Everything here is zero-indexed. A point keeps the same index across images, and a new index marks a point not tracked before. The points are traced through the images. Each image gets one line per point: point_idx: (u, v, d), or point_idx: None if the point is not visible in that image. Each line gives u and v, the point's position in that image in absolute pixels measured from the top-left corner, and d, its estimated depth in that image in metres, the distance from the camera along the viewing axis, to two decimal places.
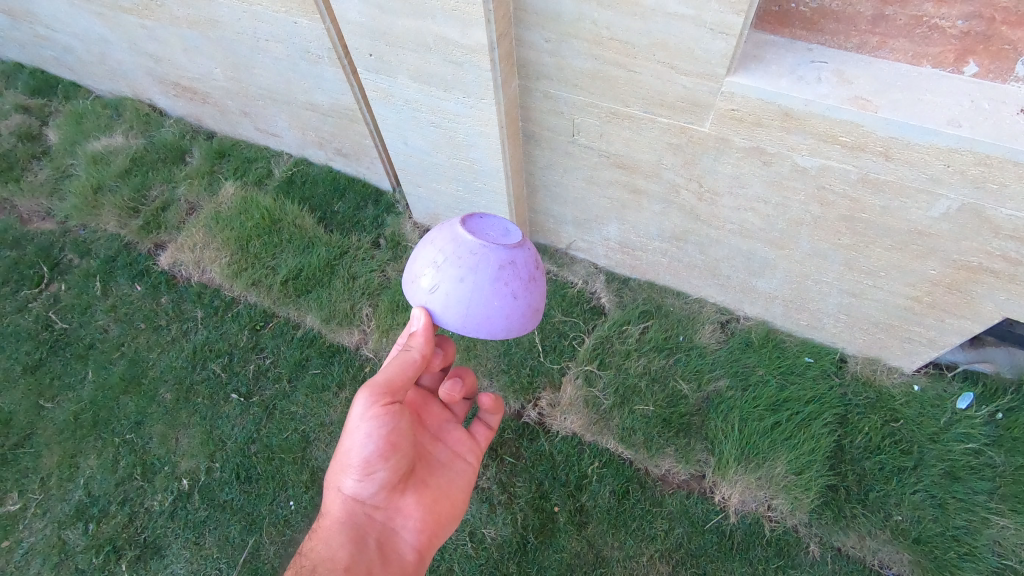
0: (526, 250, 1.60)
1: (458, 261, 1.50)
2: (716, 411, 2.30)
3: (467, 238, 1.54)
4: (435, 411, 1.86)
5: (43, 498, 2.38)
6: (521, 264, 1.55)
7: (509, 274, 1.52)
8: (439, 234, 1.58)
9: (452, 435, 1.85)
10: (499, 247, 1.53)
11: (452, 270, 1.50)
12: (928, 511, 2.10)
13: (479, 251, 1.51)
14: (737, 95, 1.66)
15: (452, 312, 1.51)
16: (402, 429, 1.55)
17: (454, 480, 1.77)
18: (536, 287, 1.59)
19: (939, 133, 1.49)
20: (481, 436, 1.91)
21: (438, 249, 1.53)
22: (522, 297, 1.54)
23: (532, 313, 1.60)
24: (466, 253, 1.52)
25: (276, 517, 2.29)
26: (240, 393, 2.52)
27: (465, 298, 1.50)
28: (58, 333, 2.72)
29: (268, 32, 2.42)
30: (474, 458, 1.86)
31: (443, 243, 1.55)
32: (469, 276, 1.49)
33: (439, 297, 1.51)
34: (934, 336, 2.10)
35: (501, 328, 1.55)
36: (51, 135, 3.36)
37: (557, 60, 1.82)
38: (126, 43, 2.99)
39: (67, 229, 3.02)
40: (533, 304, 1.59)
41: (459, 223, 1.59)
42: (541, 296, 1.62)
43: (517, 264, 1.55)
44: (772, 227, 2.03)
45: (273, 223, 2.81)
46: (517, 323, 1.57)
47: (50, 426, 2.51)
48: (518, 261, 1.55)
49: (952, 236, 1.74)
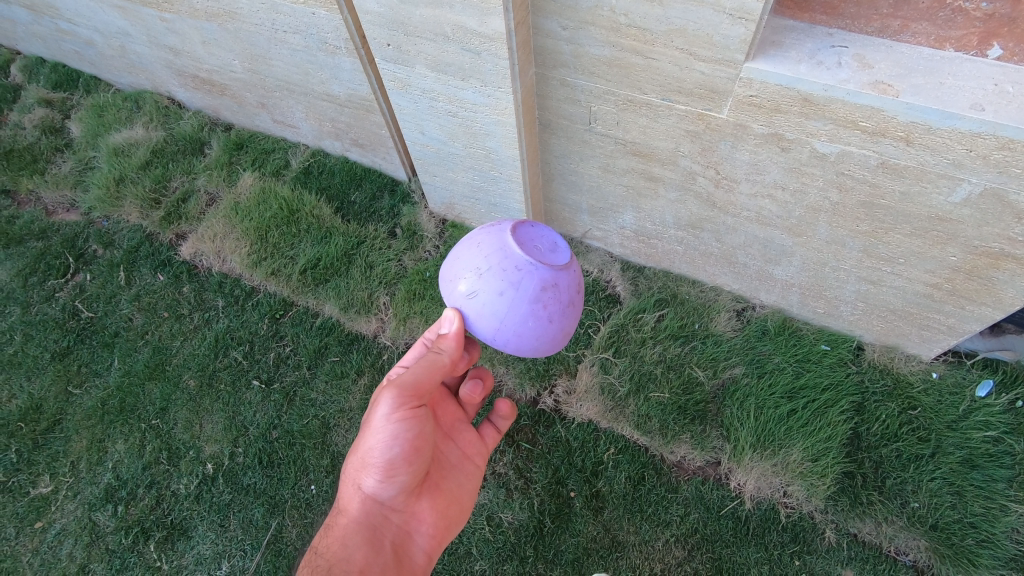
0: (570, 274, 1.59)
1: (502, 274, 1.50)
2: (731, 398, 2.31)
3: (516, 253, 1.53)
4: (450, 409, 1.89)
5: (73, 482, 2.45)
6: (563, 289, 1.55)
7: (550, 297, 1.52)
8: (488, 241, 1.58)
9: (464, 437, 1.88)
10: (545, 270, 1.53)
11: (494, 282, 1.50)
12: (945, 498, 2.09)
13: (525, 268, 1.51)
14: (756, 81, 1.66)
15: (486, 322, 1.53)
16: (426, 433, 1.59)
17: (465, 483, 1.81)
18: (573, 312, 1.60)
19: (962, 117, 1.48)
20: (490, 439, 1.96)
21: (483, 257, 1.53)
22: (557, 321, 1.55)
23: (563, 336, 1.61)
24: (513, 269, 1.52)
25: (298, 501, 2.34)
26: (261, 380, 2.57)
27: (503, 312, 1.51)
28: (85, 321, 2.79)
29: (286, 23, 2.44)
30: (482, 462, 1.91)
31: (491, 252, 1.54)
32: (510, 292, 1.50)
33: (475, 304, 1.53)
34: (954, 323, 2.09)
35: (531, 347, 1.57)
36: (73, 128, 3.43)
37: (575, 48, 1.83)
38: (146, 36, 3.03)
39: (91, 220, 3.08)
40: (566, 329, 1.61)
41: (509, 232, 1.58)
42: (575, 321, 1.64)
43: (559, 289, 1.55)
44: (789, 214, 2.03)
45: (291, 214, 2.85)
46: (549, 346, 1.59)
47: (79, 412, 2.58)
48: (560, 286, 1.55)
49: (974, 221, 1.73)
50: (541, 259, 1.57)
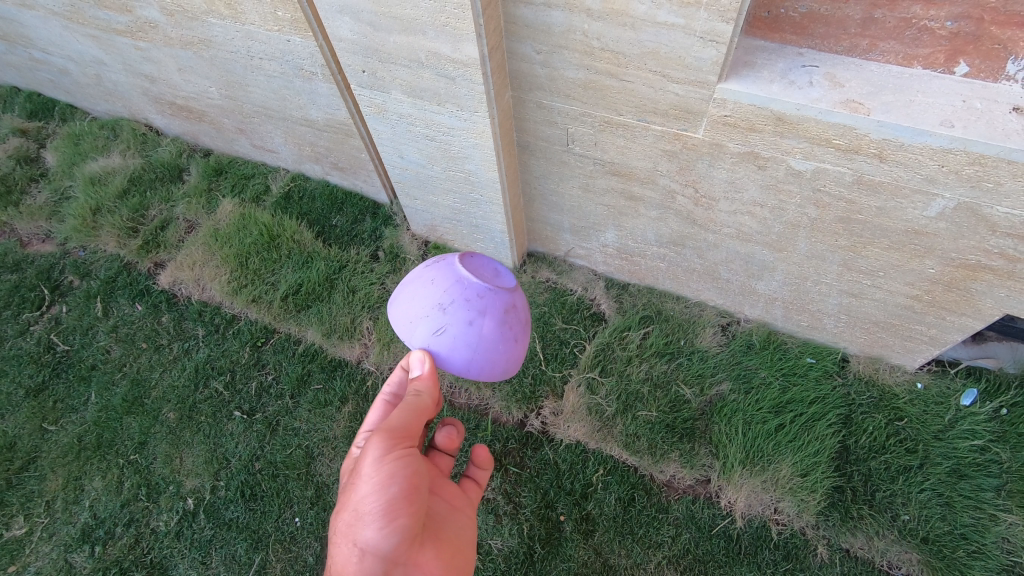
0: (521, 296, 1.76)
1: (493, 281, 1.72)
2: (719, 415, 2.30)
3: (473, 280, 1.66)
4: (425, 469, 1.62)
5: (48, 522, 2.38)
6: (519, 309, 1.72)
7: (512, 317, 1.67)
8: (441, 262, 1.73)
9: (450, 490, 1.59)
10: (506, 290, 1.68)
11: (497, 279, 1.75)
12: (935, 510, 2.09)
13: (487, 294, 1.64)
14: (729, 101, 1.67)
15: (457, 354, 1.59)
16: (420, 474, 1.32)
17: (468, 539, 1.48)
18: (527, 332, 1.75)
19: (932, 134, 1.49)
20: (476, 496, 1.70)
21: (446, 292, 1.62)
22: (520, 342, 1.71)
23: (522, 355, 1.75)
24: (442, 292, 1.63)
25: (282, 534, 2.29)
26: (243, 411, 2.52)
27: (466, 340, 1.59)
28: (61, 355, 2.73)
29: (260, 50, 2.43)
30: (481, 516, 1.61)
31: (449, 286, 1.64)
32: (480, 320, 1.60)
33: (444, 338, 1.59)
34: (936, 333, 2.09)
35: (509, 365, 1.69)
36: (49, 158, 3.38)
37: (550, 71, 1.83)
38: (121, 64, 3.00)
39: (67, 250, 3.03)
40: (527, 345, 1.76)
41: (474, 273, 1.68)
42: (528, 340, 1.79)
43: (517, 309, 1.71)
44: (769, 230, 2.03)
45: (272, 239, 2.82)
46: (512, 365, 1.69)
47: (54, 449, 2.51)
48: (518, 306, 1.71)
49: (950, 234, 1.74)
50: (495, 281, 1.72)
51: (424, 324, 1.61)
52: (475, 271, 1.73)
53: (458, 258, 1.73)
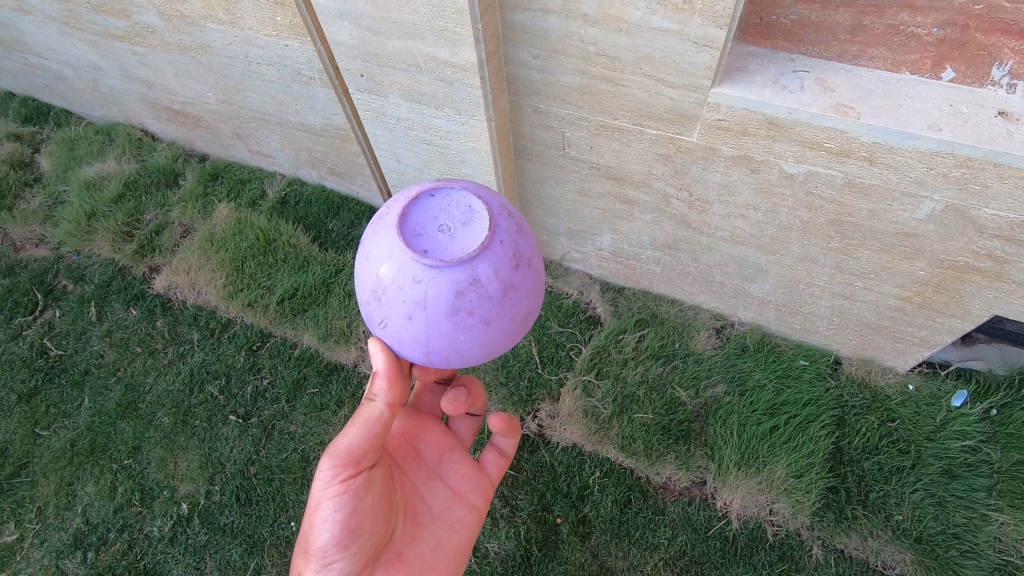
0: (491, 255, 1.34)
1: (448, 246, 1.35)
2: (714, 417, 2.31)
3: (410, 256, 1.34)
4: (435, 440, 1.73)
5: (39, 528, 2.35)
6: (486, 281, 1.33)
7: (470, 300, 1.32)
8: (386, 223, 1.42)
9: (454, 471, 1.71)
10: (453, 265, 1.31)
11: (458, 235, 1.37)
12: (927, 510, 2.11)
13: (427, 277, 1.32)
14: (722, 106, 1.70)
15: (410, 347, 1.40)
16: (366, 503, 1.43)
17: (447, 537, 1.64)
18: (510, 301, 1.36)
19: (921, 137, 1.53)
20: (493, 467, 1.78)
21: (383, 274, 1.36)
22: (495, 321, 1.36)
23: (518, 323, 1.42)
24: (380, 273, 1.37)
25: (277, 539, 2.27)
26: (238, 415, 2.51)
27: (413, 335, 1.37)
28: (54, 360, 2.71)
29: (259, 55, 2.45)
30: (479, 499, 1.72)
31: (386, 264, 1.36)
32: (420, 312, 1.33)
33: (391, 331, 1.39)
34: (926, 335, 2.13)
35: (493, 343, 1.41)
36: (43, 162, 3.37)
37: (546, 76, 1.86)
38: (118, 70, 3.01)
39: (61, 255, 3.02)
40: (519, 312, 1.40)
41: (413, 243, 1.35)
42: (527, 301, 1.41)
43: (480, 282, 1.32)
44: (762, 233, 2.06)
45: (268, 244, 2.82)
46: (494, 344, 1.41)
47: (46, 454, 2.49)
48: (482, 279, 1.32)
49: (939, 236, 1.77)
50: (448, 245, 1.35)
51: (370, 309, 1.42)
52: (425, 230, 1.38)
53: (403, 217, 1.40)
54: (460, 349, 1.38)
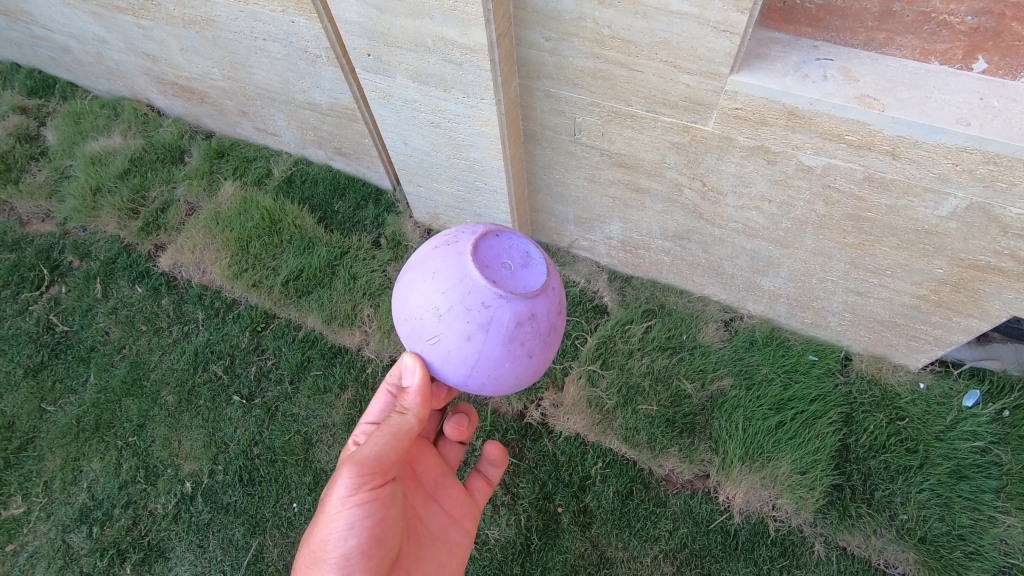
0: (548, 297, 1.44)
1: (509, 280, 1.41)
2: (719, 410, 2.29)
3: (478, 283, 1.38)
4: (432, 462, 1.75)
5: (46, 502, 2.38)
6: (541, 319, 1.41)
7: (526, 333, 1.39)
8: (448, 246, 1.45)
9: (449, 495, 1.74)
10: (519, 298, 1.38)
11: (519, 273, 1.44)
12: (933, 510, 2.09)
13: (492, 304, 1.36)
14: (741, 94, 1.63)
15: (453, 367, 1.42)
16: (387, 517, 1.42)
17: (444, 560, 1.64)
18: (550, 342, 1.46)
19: (948, 132, 1.47)
20: (482, 493, 1.83)
21: (443, 293, 1.38)
22: (538, 356, 1.45)
23: (547, 362, 1.51)
24: (441, 291, 1.39)
25: (279, 520, 2.29)
26: (242, 395, 2.51)
27: (462, 356, 1.39)
28: (60, 335, 2.71)
29: (264, 31, 2.39)
30: (471, 524, 1.76)
31: (448, 286, 1.39)
32: (477, 336, 1.37)
33: (438, 349, 1.41)
34: (941, 334, 2.08)
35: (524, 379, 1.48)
36: (49, 136, 3.34)
37: (558, 59, 1.80)
38: (123, 43, 2.96)
39: (67, 230, 3.01)
40: (552, 353, 1.50)
41: (479, 270, 1.39)
42: (558, 344, 1.52)
43: (537, 319, 1.41)
44: (776, 226, 2.01)
45: (273, 224, 2.80)
46: (525, 378, 1.48)
47: (52, 430, 2.51)
48: (538, 316, 1.40)
49: (960, 235, 1.71)
50: (511, 280, 1.41)
51: (417, 324, 1.42)
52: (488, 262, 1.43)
53: (467, 247, 1.44)
54: (499, 377, 1.43)
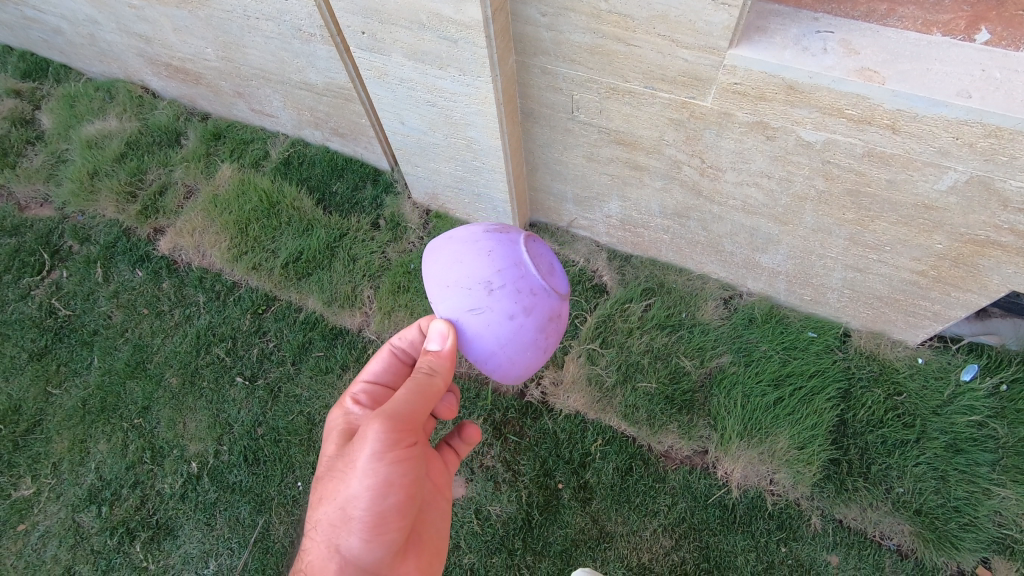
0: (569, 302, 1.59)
1: (551, 278, 1.54)
2: (718, 387, 2.31)
3: (531, 271, 1.48)
4: None
5: (55, 483, 2.43)
6: (564, 319, 1.55)
7: (552, 327, 1.52)
8: (505, 233, 1.54)
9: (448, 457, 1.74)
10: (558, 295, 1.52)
11: (555, 274, 1.57)
12: (929, 483, 2.11)
13: (539, 293, 1.47)
14: (740, 69, 1.61)
15: (482, 342, 1.46)
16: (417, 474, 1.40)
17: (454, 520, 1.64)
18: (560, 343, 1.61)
19: (948, 105, 1.45)
20: None
21: (500, 269, 1.45)
22: (550, 351, 1.56)
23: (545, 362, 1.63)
24: (479, 268, 1.46)
25: (285, 498, 2.33)
26: (245, 377, 2.53)
27: (497, 332, 1.44)
28: (62, 320, 2.73)
29: (257, 9, 2.35)
30: None
31: (504, 265, 1.46)
32: (520, 317, 1.45)
33: (477, 320, 1.44)
34: (940, 309, 2.08)
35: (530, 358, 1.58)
36: (44, 120, 3.32)
37: (555, 35, 1.77)
38: (115, 23, 2.92)
39: (66, 215, 3.00)
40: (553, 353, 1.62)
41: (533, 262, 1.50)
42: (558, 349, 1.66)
43: (561, 319, 1.55)
44: (776, 202, 2.00)
45: (271, 206, 2.79)
46: (527, 372, 1.57)
47: (59, 412, 2.55)
48: (563, 316, 1.55)
49: (960, 209, 1.71)
50: (554, 279, 1.56)
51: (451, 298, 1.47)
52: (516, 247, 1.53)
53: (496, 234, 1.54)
54: (515, 364, 1.50)
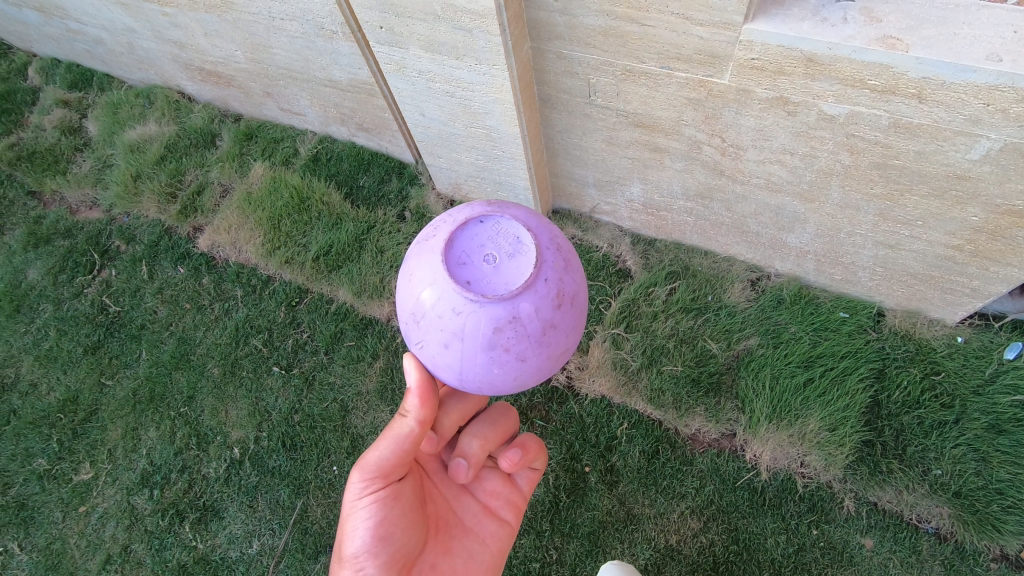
0: (535, 294, 1.36)
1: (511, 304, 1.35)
2: (746, 369, 2.28)
3: (453, 286, 1.37)
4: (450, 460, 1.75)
5: (111, 468, 2.60)
6: (525, 319, 1.35)
7: (507, 337, 1.35)
8: (430, 244, 1.45)
9: (484, 487, 1.72)
10: (493, 302, 1.34)
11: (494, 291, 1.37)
12: (969, 465, 2.05)
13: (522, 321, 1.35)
14: (756, 43, 1.58)
15: (444, 372, 1.45)
16: (394, 515, 1.45)
17: (477, 554, 1.65)
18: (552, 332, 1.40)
19: (977, 69, 1.40)
20: (525, 482, 1.76)
21: (423, 295, 1.41)
22: (530, 359, 1.40)
23: (554, 360, 1.45)
24: (497, 376, 1.42)
25: (321, 481, 2.44)
26: (281, 366, 2.64)
27: (448, 362, 1.42)
28: (113, 315, 2.89)
29: (281, 11, 2.43)
30: (510, 515, 1.73)
31: (427, 288, 1.41)
32: (456, 343, 1.38)
33: (427, 354, 1.45)
34: (979, 285, 2.01)
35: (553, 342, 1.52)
36: (91, 127, 3.50)
37: (569, 19, 1.77)
38: (151, 32, 3.05)
39: (113, 216, 3.17)
40: (557, 349, 1.44)
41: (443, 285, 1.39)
42: (565, 338, 1.44)
43: (520, 320, 1.35)
44: (800, 179, 1.96)
45: (302, 201, 2.88)
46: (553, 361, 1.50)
47: (112, 402, 2.71)
48: (521, 318, 1.35)
49: (995, 179, 1.64)
50: (491, 277, 1.38)
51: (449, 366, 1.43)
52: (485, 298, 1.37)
53: (562, 319, 1.40)
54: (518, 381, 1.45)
